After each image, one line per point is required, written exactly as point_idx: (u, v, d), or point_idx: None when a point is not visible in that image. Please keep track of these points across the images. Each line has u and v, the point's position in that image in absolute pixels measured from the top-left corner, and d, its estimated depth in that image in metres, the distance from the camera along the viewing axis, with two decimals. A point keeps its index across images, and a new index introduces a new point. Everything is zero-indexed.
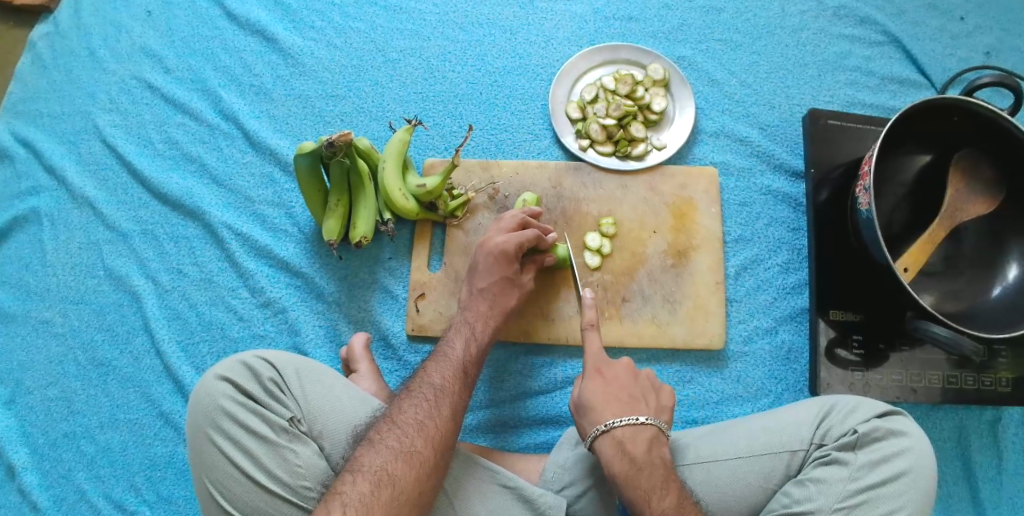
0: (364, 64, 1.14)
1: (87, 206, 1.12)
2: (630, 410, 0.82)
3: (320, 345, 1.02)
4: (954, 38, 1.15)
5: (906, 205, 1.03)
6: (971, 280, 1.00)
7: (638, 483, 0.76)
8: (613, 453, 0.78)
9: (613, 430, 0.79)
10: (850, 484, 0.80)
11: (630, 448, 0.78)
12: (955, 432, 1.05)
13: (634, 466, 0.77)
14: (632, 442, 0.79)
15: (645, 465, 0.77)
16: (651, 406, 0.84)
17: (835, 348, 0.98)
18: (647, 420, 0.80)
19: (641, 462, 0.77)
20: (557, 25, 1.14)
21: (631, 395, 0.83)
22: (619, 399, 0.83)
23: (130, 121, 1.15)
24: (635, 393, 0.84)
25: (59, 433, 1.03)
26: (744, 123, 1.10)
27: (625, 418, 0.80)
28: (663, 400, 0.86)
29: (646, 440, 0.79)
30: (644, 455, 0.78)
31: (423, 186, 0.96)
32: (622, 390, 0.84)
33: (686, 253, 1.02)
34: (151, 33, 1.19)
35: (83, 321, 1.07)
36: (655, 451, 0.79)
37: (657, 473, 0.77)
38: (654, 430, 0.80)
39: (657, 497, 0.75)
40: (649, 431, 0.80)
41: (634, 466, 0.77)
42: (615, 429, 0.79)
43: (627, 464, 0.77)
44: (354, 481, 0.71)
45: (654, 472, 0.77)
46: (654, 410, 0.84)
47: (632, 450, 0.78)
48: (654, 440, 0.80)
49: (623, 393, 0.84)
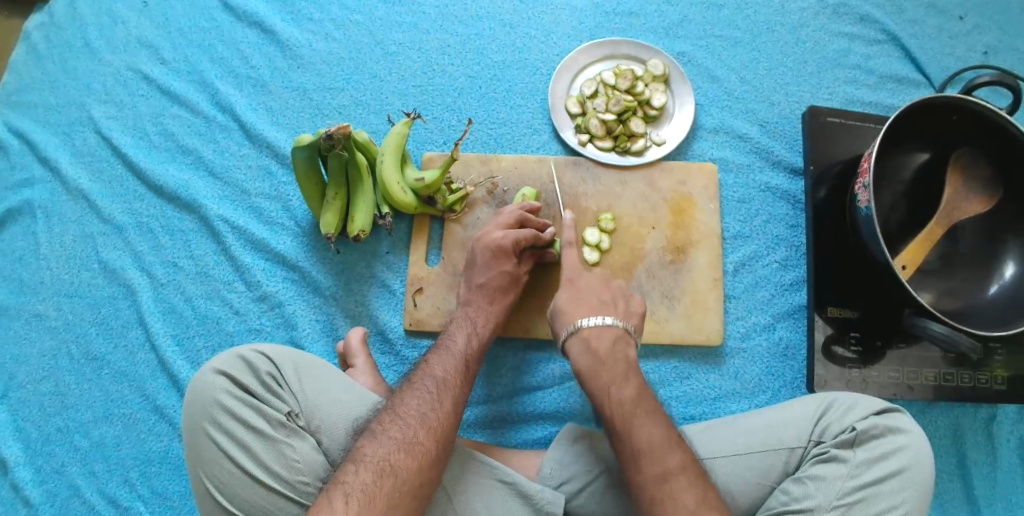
0: (363, 57, 1.13)
1: (81, 198, 1.11)
2: (598, 312, 0.85)
3: (318, 339, 1.01)
4: (953, 37, 1.16)
5: (903, 203, 1.04)
6: (968, 277, 1.00)
7: (599, 376, 0.80)
8: (581, 352, 0.82)
9: (581, 330, 0.83)
10: (849, 481, 0.80)
11: (596, 343, 0.82)
12: (951, 430, 1.06)
13: (596, 358, 0.81)
14: (598, 338, 0.82)
15: (609, 360, 0.81)
16: (622, 309, 0.86)
17: (832, 345, 0.98)
18: (614, 321, 0.84)
19: (602, 357, 0.81)
20: (556, 19, 1.14)
21: (600, 299, 0.86)
22: (589, 302, 0.86)
23: (125, 112, 1.14)
24: (607, 302, 0.87)
25: (52, 428, 1.02)
26: (744, 120, 1.10)
27: (596, 319, 0.84)
28: (633, 306, 0.88)
29: (612, 341, 0.82)
30: (607, 350, 0.81)
31: (422, 179, 0.96)
32: (592, 296, 0.87)
33: (685, 249, 1.02)
34: (148, 24, 1.18)
35: (77, 314, 1.06)
36: (618, 349, 0.82)
37: (618, 366, 0.80)
38: (621, 330, 0.84)
39: (617, 386, 0.78)
40: (615, 330, 0.83)
41: (596, 360, 0.81)
42: (584, 327, 0.83)
43: (589, 359, 0.81)
44: (356, 471, 0.71)
45: (615, 366, 0.80)
46: (624, 315, 0.86)
47: (597, 345, 0.82)
48: (620, 340, 0.83)
49: (593, 298, 0.87)
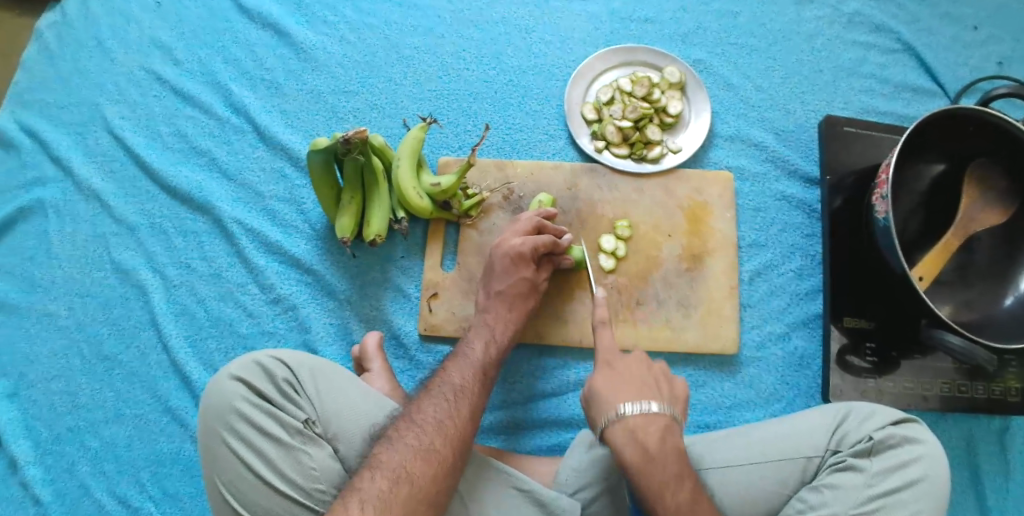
0: (378, 60, 1.13)
1: (94, 198, 1.10)
2: (642, 396, 0.76)
3: (331, 343, 1.01)
4: (968, 47, 1.16)
5: (920, 213, 1.04)
6: (983, 289, 1.00)
7: (650, 474, 0.72)
8: (625, 443, 0.74)
9: (625, 419, 0.74)
10: (866, 490, 0.80)
11: (644, 438, 0.73)
12: (963, 441, 1.06)
13: (647, 457, 0.73)
14: (645, 431, 0.74)
15: (660, 455, 0.72)
16: (665, 393, 0.78)
17: (847, 355, 0.98)
18: (660, 410, 0.75)
19: (654, 453, 0.73)
20: (572, 25, 1.14)
21: (642, 382, 0.77)
22: (630, 385, 0.78)
23: (139, 113, 1.14)
24: (646, 382, 0.78)
25: (63, 428, 1.01)
26: (759, 128, 1.10)
27: (637, 407, 0.75)
28: (676, 390, 0.79)
29: (659, 433, 0.74)
30: (657, 446, 0.73)
31: (438, 184, 0.95)
32: (634, 377, 0.78)
33: (700, 257, 1.01)
34: (162, 24, 1.18)
35: (89, 314, 1.06)
36: (669, 443, 0.74)
37: (670, 466, 0.72)
38: (668, 419, 0.75)
39: (672, 490, 0.72)
40: (662, 421, 0.74)
41: (646, 457, 0.73)
42: (627, 418, 0.74)
43: (639, 452, 0.73)
44: (372, 478, 0.71)
45: (666, 464, 0.72)
46: (669, 398, 0.78)
47: (647, 439, 0.73)
48: (668, 431, 0.75)
49: (636, 379, 0.78)
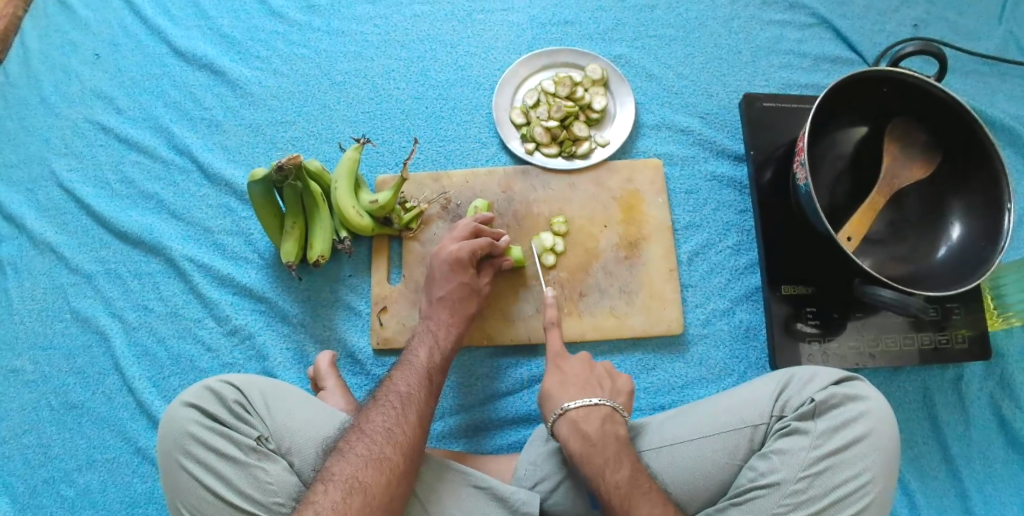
0: (312, 89, 1.16)
1: (49, 251, 1.13)
2: (585, 394, 0.86)
3: (289, 367, 1.04)
4: (881, 14, 1.20)
5: (846, 178, 1.06)
6: (916, 244, 1.03)
7: (592, 459, 0.79)
8: (571, 433, 0.83)
9: (569, 412, 0.84)
10: (812, 451, 0.82)
11: (584, 426, 0.83)
12: (920, 394, 1.08)
13: (587, 442, 0.81)
14: (585, 421, 0.83)
15: (600, 440, 0.81)
16: (608, 389, 0.88)
17: (791, 322, 1.01)
18: (599, 401, 0.85)
19: (594, 438, 0.81)
20: (496, 35, 1.17)
21: (583, 380, 0.88)
22: (576, 384, 0.88)
23: (87, 164, 1.18)
24: (591, 382, 0.88)
25: (38, 480, 1.03)
26: (684, 114, 1.13)
27: (580, 401, 0.85)
28: (619, 385, 0.90)
29: (600, 420, 0.83)
30: (598, 432, 0.82)
31: (376, 201, 0.99)
32: (579, 378, 0.89)
33: (637, 243, 1.04)
34: (101, 76, 1.22)
35: (54, 366, 1.08)
36: (608, 429, 0.83)
37: (610, 449, 0.80)
38: (607, 410, 0.84)
39: (610, 470, 0.78)
40: (601, 410, 0.84)
41: (587, 442, 0.81)
42: (571, 411, 0.84)
43: (580, 440, 0.81)
44: (326, 490, 0.73)
45: (607, 447, 0.80)
46: (612, 393, 0.88)
47: (586, 428, 0.82)
48: (608, 419, 0.84)
49: (579, 380, 0.88)
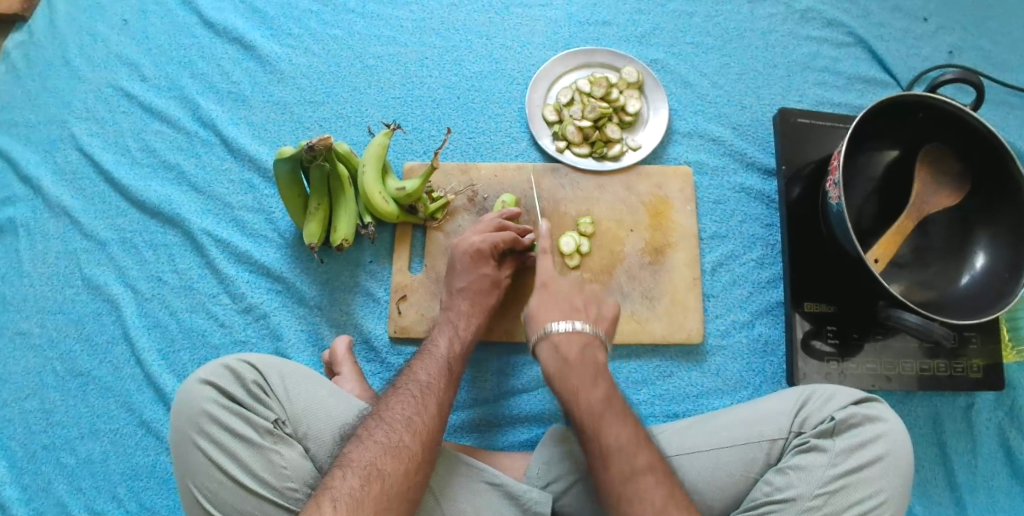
0: (342, 70, 1.15)
1: (64, 215, 1.11)
2: (569, 317, 0.87)
3: (303, 349, 1.02)
4: (918, 38, 1.19)
5: (876, 198, 1.05)
6: (940, 272, 1.03)
7: (568, 378, 0.81)
8: (550, 357, 0.84)
9: (552, 335, 0.85)
10: (829, 469, 0.82)
11: (564, 351, 0.84)
12: (930, 420, 1.08)
13: (565, 366, 0.82)
14: (567, 345, 0.84)
15: (577, 365, 0.82)
16: (592, 315, 0.88)
17: (810, 340, 1.00)
18: (583, 327, 0.85)
19: (572, 362, 0.82)
20: (532, 30, 1.16)
21: (570, 305, 0.88)
22: (560, 305, 0.88)
23: (108, 130, 1.16)
24: (576, 306, 0.88)
25: (38, 445, 1.02)
26: (717, 123, 1.13)
27: (564, 324, 0.85)
28: (603, 311, 0.90)
29: (580, 346, 0.84)
30: (577, 357, 0.83)
31: (403, 188, 0.97)
32: (565, 301, 0.89)
33: (663, 250, 1.04)
34: (127, 42, 1.20)
35: (61, 331, 1.07)
36: (588, 355, 0.84)
37: (587, 371, 0.82)
38: (589, 337, 0.85)
39: (584, 389, 0.79)
40: (584, 337, 0.85)
41: (566, 365, 0.82)
42: (554, 334, 0.85)
43: (558, 362, 0.83)
44: (343, 476, 0.72)
45: (584, 371, 0.82)
46: (595, 320, 0.88)
47: (567, 353, 0.83)
48: (589, 347, 0.85)
49: (563, 303, 0.88)
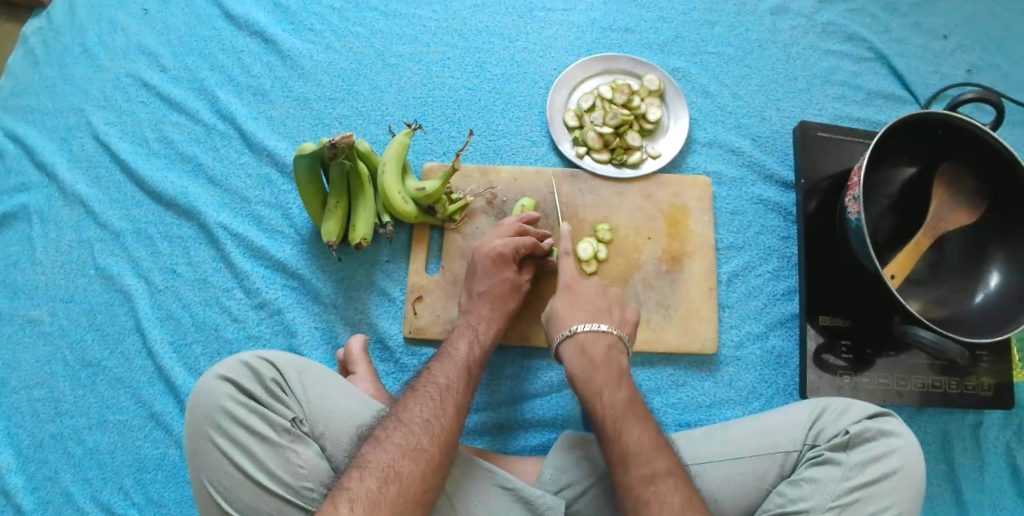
0: (364, 68, 1.15)
1: (78, 203, 1.11)
2: (593, 319, 0.89)
3: (316, 347, 1.02)
4: (938, 56, 1.19)
5: (891, 215, 1.05)
6: (954, 288, 1.02)
7: (592, 377, 0.83)
8: (627, 465, 0.75)
9: (625, 441, 0.76)
10: (843, 483, 0.80)
11: (589, 350, 0.86)
12: (939, 436, 1.06)
13: (645, 478, 0.73)
14: (640, 451, 0.75)
15: (657, 479, 0.73)
16: (663, 422, 0.78)
17: (824, 353, 1.00)
18: (657, 436, 0.76)
19: (653, 477, 0.73)
20: (554, 34, 1.17)
21: (595, 306, 0.90)
22: (629, 413, 0.78)
23: (124, 119, 1.15)
24: (642, 409, 0.79)
25: (46, 434, 1.01)
26: (736, 134, 1.13)
27: (589, 325, 0.87)
28: (626, 315, 0.92)
29: (658, 457, 0.75)
30: (654, 466, 0.74)
31: (423, 189, 0.97)
32: (629, 402, 0.79)
33: (680, 259, 1.04)
34: (147, 31, 1.20)
35: (72, 320, 1.06)
36: (663, 463, 0.75)
37: (670, 491, 0.73)
38: (661, 440, 0.76)
39: (670, 508, 0.71)
40: (657, 442, 0.76)
41: (646, 479, 0.73)
42: (579, 333, 0.87)
43: (583, 361, 0.85)
44: (360, 477, 0.71)
45: (667, 489, 0.73)
46: (664, 423, 0.79)
47: (595, 375, 0.83)
48: (665, 453, 0.76)
49: (588, 304, 0.91)
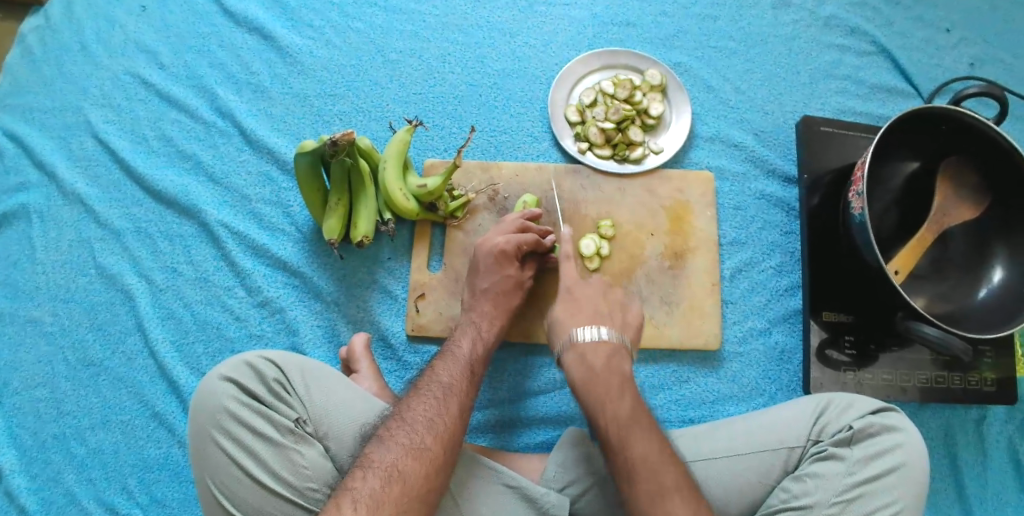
0: (364, 64, 1.14)
1: (78, 203, 1.10)
2: (594, 324, 0.85)
3: (319, 345, 1.02)
4: (941, 49, 1.18)
5: (896, 209, 1.04)
6: (958, 284, 1.02)
7: (594, 389, 0.79)
8: (578, 368, 0.82)
9: (578, 344, 0.83)
10: (847, 478, 0.80)
11: (591, 359, 0.82)
12: (942, 431, 1.06)
13: (592, 373, 0.81)
14: (594, 354, 0.82)
15: (605, 374, 0.80)
16: (618, 323, 0.87)
17: (827, 349, 1.00)
18: (609, 336, 0.84)
19: (598, 370, 0.81)
20: (556, 29, 1.16)
21: (595, 309, 0.87)
22: (587, 311, 0.87)
23: (123, 117, 1.15)
24: (601, 311, 0.87)
25: (48, 434, 1.01)
26: (739, 129, 1.13)
27: (591, 332, 0.84)
28: (628, 318, 0.89)
29: (608, 354, 0.82)
30: (603, 366, 0.81)
31: (424, 186, 0.97)
32: (590, 308, 0.88)
33: (683, 255, 1.04)
34: (145, 29, 1.19)
35: (73, 319, 1.06)
36: (614, 364, 0.82)
37: (613, 381, 0.80)
38: (615, 345, 0.84)
39: (613, 401, 0.77)
40: (610, 345, 0.83)
41: (592, 373, 0.81)
42: (580, 342, 0.83)
43: (586, 371, 0.81)
44: (364, 477, 0.71)
45: (611, 380, 0.80)
46: (620, 327, 0.87)
47: (618, 413, 0.76)
48: (616, 355, 0.83)
49: (589, 308, 0.88)
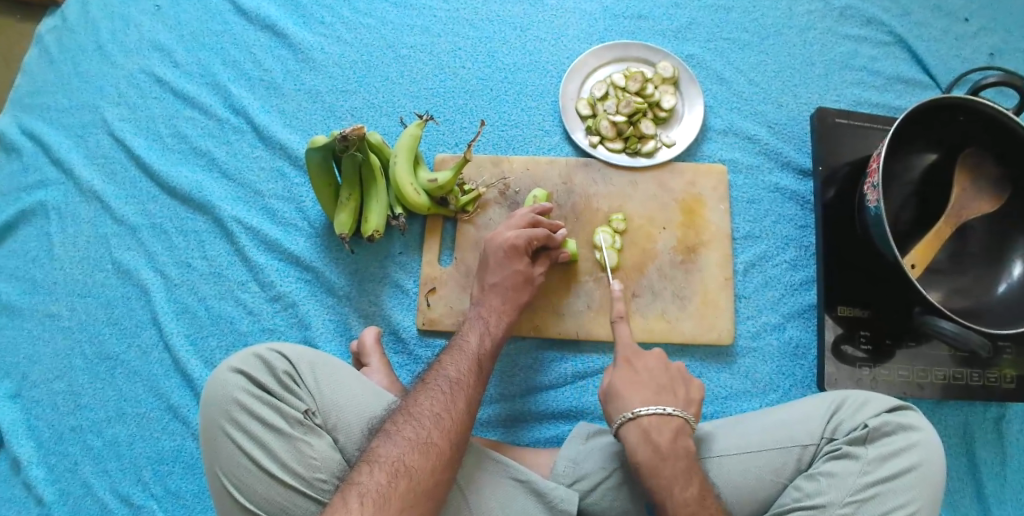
0: (375, 60, 1.14)
1: (95, 200, 1.12)
2: (658, 400, 0.81)
3: (331, 339, 1.02)
4: (959, 39, 1.16)
5: (912, 202, 1.02)
6: (975, 277, 1.00)
7: (661, 473, 0.76)
8: (639, 442, 0.78)
9: (640, 420, 0.79)
10: (861, 477, 0.78)
11: (656, 438, 0.78)
12: (960, 429, 1.04)
13: (659, 455, 0.77)
14: (658, 432, 0.78)
15: (671, 454, 0.77)
16: (681, 398, 0.82)
17: (842, 344, 0.99)
18: (673, 411, 0.80)
19: (665, 452, 0.77)
20: (566, 22, 1.15)
21: (660, 385, 0.82)
22: (649, 386, 0.82)
23: (139, 115, 1.16)
24: (664, 386, 0.82)
25: (65, 427, 1.02)
26: (753, 121, 1.11)
27: (654, 407, 0.79)
28: (692, 393, 0.84)
29: (673, 433, 0.78)
30: (669, 444, 0.77)
31: (435, 180, 0.96)
32: (652, 381, 0.83)
33: (695, 249, 1.03)
34: (161, 27, 1.20)
35: (90, 314, 1.07)
36: (679, 442, 0.78)
37: (680, 463, 0.77)
38: (682, 421, 0.80)
39: (679, 486, 0.75)
40: (675, 422, 0.79)
41: (658, 454, 0.77)
42: (642, 418, 0.79)
43: (651, 451, 0.77)
44: (371, 471, 0.71)
45: (677, 462, 0.77)
46: (683, 402, 0.82)
47: (659, 440, 0.78)
48: (679, 432, 0.79)
49: (653, 383, 0.82)
